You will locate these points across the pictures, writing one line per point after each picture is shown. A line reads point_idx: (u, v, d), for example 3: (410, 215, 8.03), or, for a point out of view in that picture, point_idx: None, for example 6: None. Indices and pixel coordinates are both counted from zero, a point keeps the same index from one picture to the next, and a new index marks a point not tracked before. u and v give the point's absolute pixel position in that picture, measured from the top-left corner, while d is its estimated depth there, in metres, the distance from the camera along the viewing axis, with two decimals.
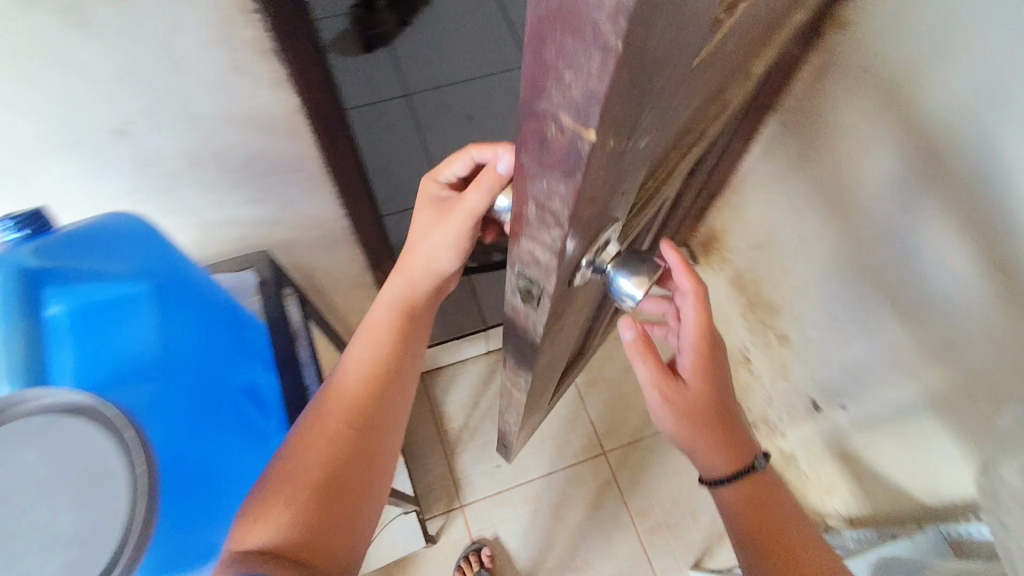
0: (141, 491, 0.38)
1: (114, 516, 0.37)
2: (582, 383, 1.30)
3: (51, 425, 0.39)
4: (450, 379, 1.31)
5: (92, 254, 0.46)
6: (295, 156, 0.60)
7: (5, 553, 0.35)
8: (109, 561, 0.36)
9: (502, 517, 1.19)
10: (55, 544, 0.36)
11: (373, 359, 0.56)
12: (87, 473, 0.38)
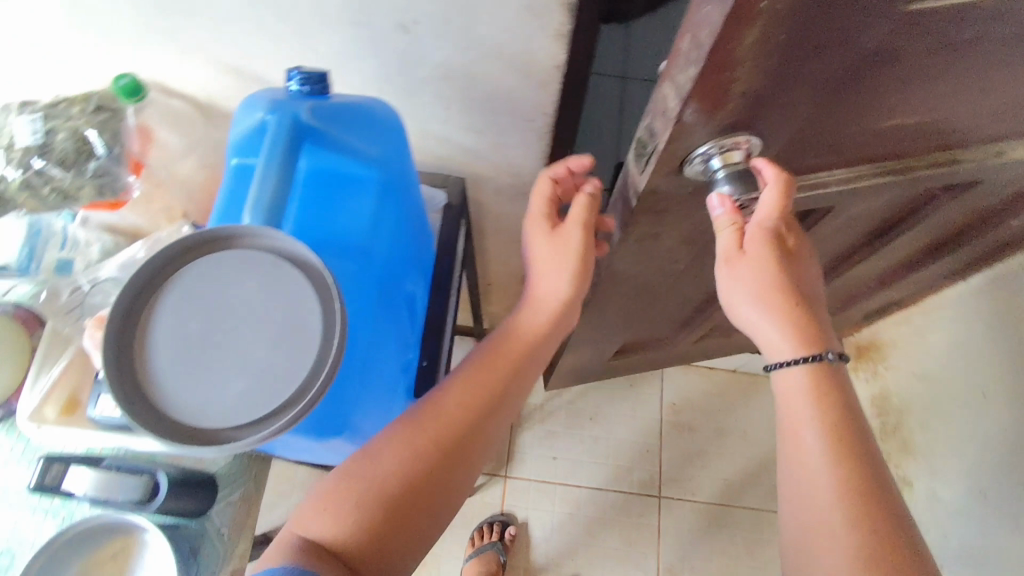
0: (326, 364, 0.40)
1: (300, 372, 0.40)
2: (667, 419, 1.36)
3: (277, 270, 0.43)
4: None
5: (350, 129, 0.48)
6: (533, 106, 0.61)
7: (214, 360, 0.41)
8: (282, 411, 0.39)
9: (538, 504, 1.27)
10: (250, 372, 0.41)
11: (489, 372, 0.54)
12: (293, 325, 0.42)
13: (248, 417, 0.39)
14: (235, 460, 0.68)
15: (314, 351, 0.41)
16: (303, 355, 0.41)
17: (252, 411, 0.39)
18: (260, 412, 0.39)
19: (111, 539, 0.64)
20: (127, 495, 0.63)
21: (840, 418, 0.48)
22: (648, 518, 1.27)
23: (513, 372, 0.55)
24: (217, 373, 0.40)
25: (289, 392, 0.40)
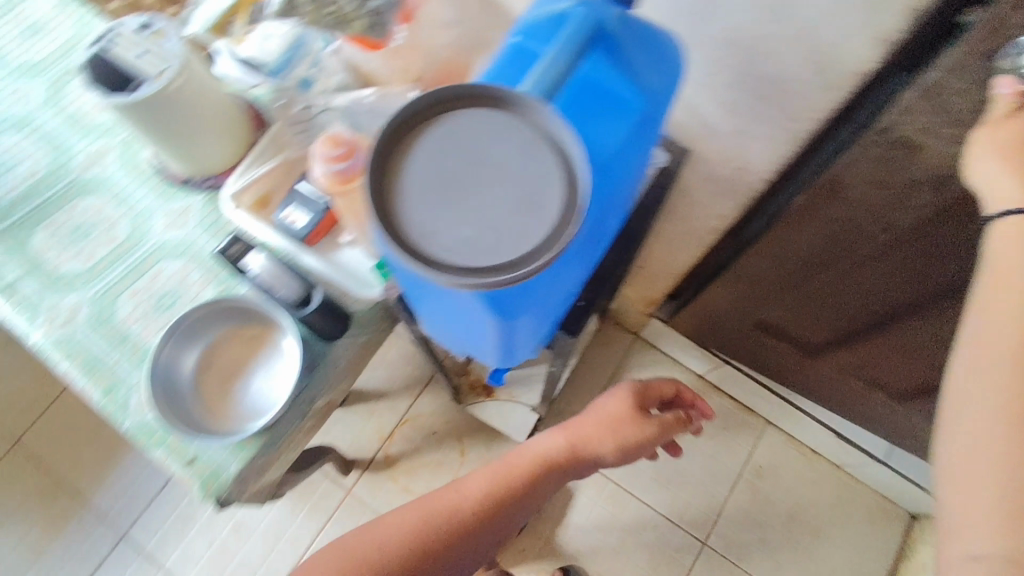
0: (556, 240, 0.34)
1: (524, 241, 0.34)
2: (746, 477, 1.30)
3: (530, 139, 0.36)
4: (653, 365, 1.36)
5: (642, 50, 0.45)
6: (804, 107, 0.56)
7: (434, 200, 0.35)
8: (497, 271, 0.34)
9: (585, 488, 1.29)
10: (467, 223, 0.34)
11: (505, 473, 0.73)
12: (527, 191, 0.35)
13: (464, 263, 0.34)
14: (371, 311, 0.73)
15: (548, 223, 0.34)
16: (535, 223, 0.34)
17: (468, 259, 0.34)
18: (475, 264, 0.34)
19: (257, 324, 0.72)
20: (287, 293, 0.69)
21: None
22: (682, 555, 1.25)
23: (522, 480, 0.72)
24: (444, 210, 0.35)
25: (512, 256, 0.34)
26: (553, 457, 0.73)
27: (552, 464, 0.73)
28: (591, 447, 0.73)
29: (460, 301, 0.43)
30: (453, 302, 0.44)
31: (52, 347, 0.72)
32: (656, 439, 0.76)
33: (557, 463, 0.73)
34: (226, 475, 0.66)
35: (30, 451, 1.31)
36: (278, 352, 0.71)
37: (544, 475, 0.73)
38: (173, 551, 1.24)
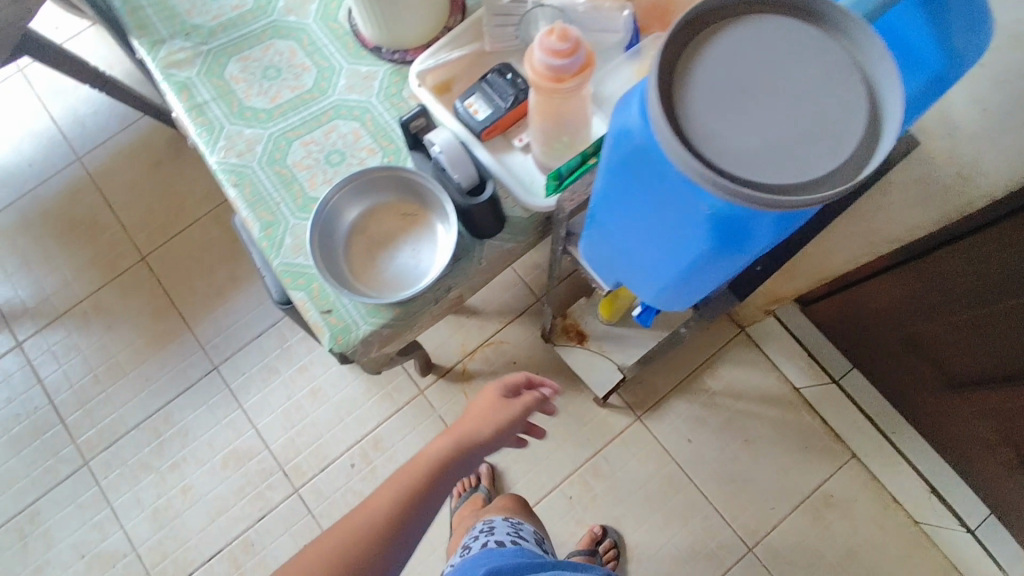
0: (840, 178, 0.33)
1: (809, 169, 0.33)
2: (814, 501, 1.24)
3: (839, 70, 0.34)
4: (749, 362, 1.31)
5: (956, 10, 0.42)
6: None
7: (729, 100, 0.35)
8: (775, 187, 0.33)
9: (646, 460, 1.27)
10: (755, 135, 0.34)
11: (399, 492, 0.65)
12: (825, 123, 0.34)
13: (744, 175, 0.34)
14: (526, 221, 0.73)
15: (840, 157, 0.33)
16: (827, 154, 0.34)
17: (749, 172, 0.34)
18: (755, 178, 0.34)
19: (417, 202, 0.73)
20: (461, 178, 0.66)
21: None
22: (725, 554, 1.22)
23: (421, 483, 0.65)
24: (734, 117, 0.35)
25: (795, 180, 0.33)
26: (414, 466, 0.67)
27: (450, 453, 0.68)
28: (488, 425, 0.70)
29: (682, 221, 0.43)
30: (682, 214, 0.42)
31: (223, 170, 0.75)
32: (521, 421, 0.72)
33: (455, 453, 0.68)
34: (356, 334, 0.68)
35: (152, 267, 1.41)
36: (429, 234, 0.73)
37: (456, 464, 0.68)
38: (254, 395, 1.32)
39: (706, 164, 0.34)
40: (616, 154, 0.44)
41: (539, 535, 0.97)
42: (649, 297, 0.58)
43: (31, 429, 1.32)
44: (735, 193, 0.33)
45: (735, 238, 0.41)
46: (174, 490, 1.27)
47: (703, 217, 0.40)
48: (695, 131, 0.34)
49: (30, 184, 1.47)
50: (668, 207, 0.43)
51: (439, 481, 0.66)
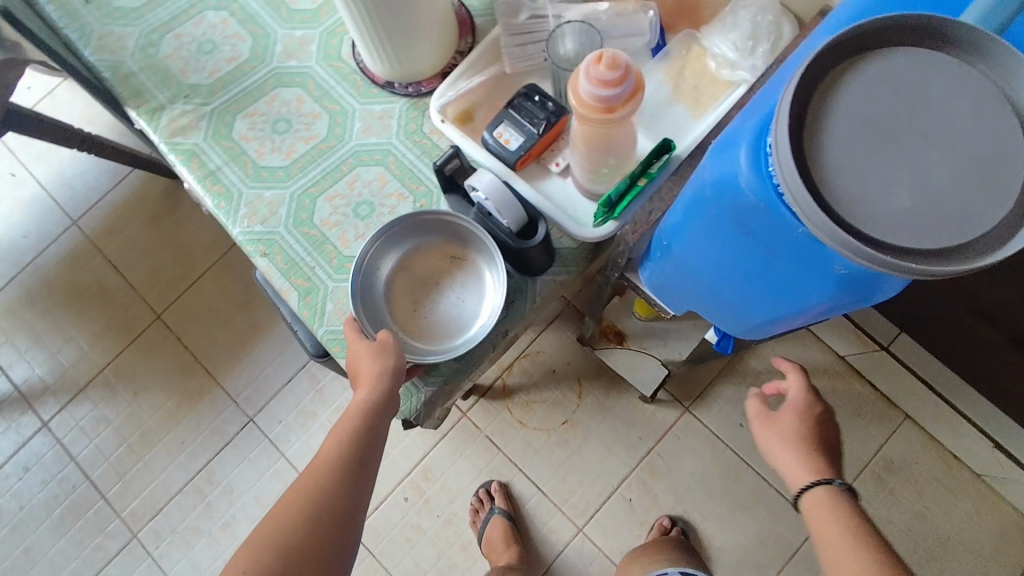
0: (1001, 238, 0.32)
1: (966, 227, 0.32)
2: (876, 470, 1.22)
3: (995, 112, 0.33)
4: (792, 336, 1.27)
5: None
6: None
7: (872, 151, 0.34)
8: (929, 251, 0.32)
9: (702, 452, 1.24)
10: (904, 191, 0.33)
11: (297, 506, 0.54)
12: (982, 172, 0.33)
13: (898, 240, 0.33)
14: (576, 250, 0.69)
15: (1009, 206, 0.32)
16: (992, 205, 0.32)
17: (901, 237, 0.33)
18: (912, 243, 0.33)
19: (462, 245, 0.68)
20: (510, 223, 0.61)
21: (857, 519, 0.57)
22: (792, 535, 1.20)
23: (318, 487, 0.56)
24: (881, 175, 0.34)
25: (958, 240, 0.32)
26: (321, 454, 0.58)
27: (346, 446, 0.58)
28: (372, 407, 0.59)
29: (802, 273, 0.41)
30: (797, 266, 0.40)
31: (249, 240, 0.70)
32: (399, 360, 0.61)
33: (349, 443, 0.58)
34: (418, 398, 0.66)
35: (170, 324, 1.37)
36: (476, 280, 0.68)
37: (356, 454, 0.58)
38: (294, 442, 1.29)
39: (854, 231, 0.33)
40: (717, 204, 0.41)
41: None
42: (735, 330, 0.56)
43: (73, 508, 1.28)
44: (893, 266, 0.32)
45: (861, 289, 0.39)
46: (229, 549, 1.25)
47: (834, 275, 0.38)
48: (838, 195, 0.34)
49: (28, 255, 1.42)
50: (785, 258, 0.41)
51: (341, 473, 0.57)
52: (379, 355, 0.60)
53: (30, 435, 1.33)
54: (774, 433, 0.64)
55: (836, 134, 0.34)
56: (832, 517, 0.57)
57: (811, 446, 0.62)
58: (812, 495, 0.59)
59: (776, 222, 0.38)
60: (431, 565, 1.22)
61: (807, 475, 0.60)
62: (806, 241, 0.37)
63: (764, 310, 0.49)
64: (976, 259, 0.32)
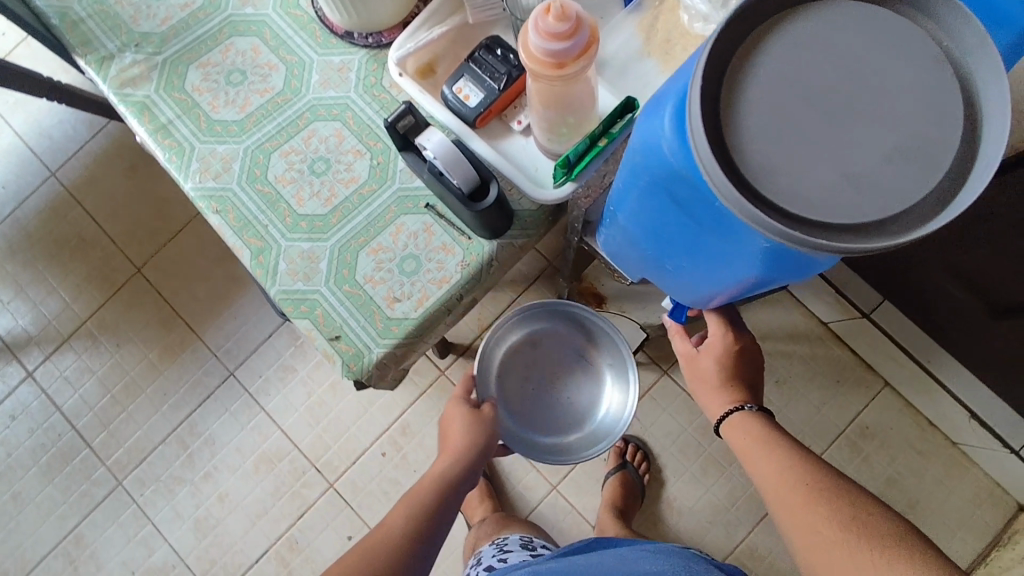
0: (921, 213, 0.34)
1: (889, 203, 0.34)
2: (851, 435, 1.21)
3: (931, 82, 0.34)
4: (773, 300, 1.25)
5: None
6: None
7: (804, 119, 0.35)
8: (845, 226, 0.34)
9: (677, 414, 1.24)
10: (831, 162, 0.34)
11: (368, 557, 0.59)
12: (913, 142, 0.34)
13: (814, 216, 0.34)
14: (536, 213, 0.67)
15: (936, 179, 0.34)
16: (917, 180, 0.34)
17: (824, 213, 0.34)
18: (833, 220, 0.34)
19: (580, 334, 0.97)
20: (461, 184, 0.59)
21: (769, 440, 0.58)
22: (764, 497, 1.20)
23: (390, 542, 0.62)
24: (808, 144, 0.34)
25: (881, 214, 0.34)
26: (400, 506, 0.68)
27: (414, 515, 0.66)
28: (444, 478, 0.71)
29: (731, 248, 0.40)
30: (724, 242, 0.40)
31: (201, 196, 0.69)
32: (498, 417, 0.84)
33: (418, 512, 0.66)
34: (370, 359, 0.65)
35: (151, 277, 1.37)
36: (592, 366, 0.97)
37: (422, 520, 0.65)
38: (274, 396, 1.30)
39: (771, 209, 0.34)
40: (644, 175, 0.40)
41: (525, 540, 1.01)
42: (686, 298, 0.56)
43: (60, 457, 1.31)
44: (805, 244, 0.33)
45: (788, 267, 0.38)
46: (211, 499, 1.28)
47: (758, 249, 0.37)
48: (755, 171, 0.35)
49: (8, 206, 1.40)
50: (713, 232, 0.40)
51: (411, 534, 0.63)
52: (470, 427, 0.79)
53: (16, 385, 1.35)
54: (693, 368, 0.65)
55: (764, 105, 0.35)
56: (744, 438, 0.59)
57: (722, 379, 0.63)
58: (728, 421, 0.61)
59: (700, 195, 0.37)
60: None
61: (722, 406, 0.63)
62: (727, 215, 0.37)
63: (707, 282, 0.48)
64: (897, 235, 0.34)
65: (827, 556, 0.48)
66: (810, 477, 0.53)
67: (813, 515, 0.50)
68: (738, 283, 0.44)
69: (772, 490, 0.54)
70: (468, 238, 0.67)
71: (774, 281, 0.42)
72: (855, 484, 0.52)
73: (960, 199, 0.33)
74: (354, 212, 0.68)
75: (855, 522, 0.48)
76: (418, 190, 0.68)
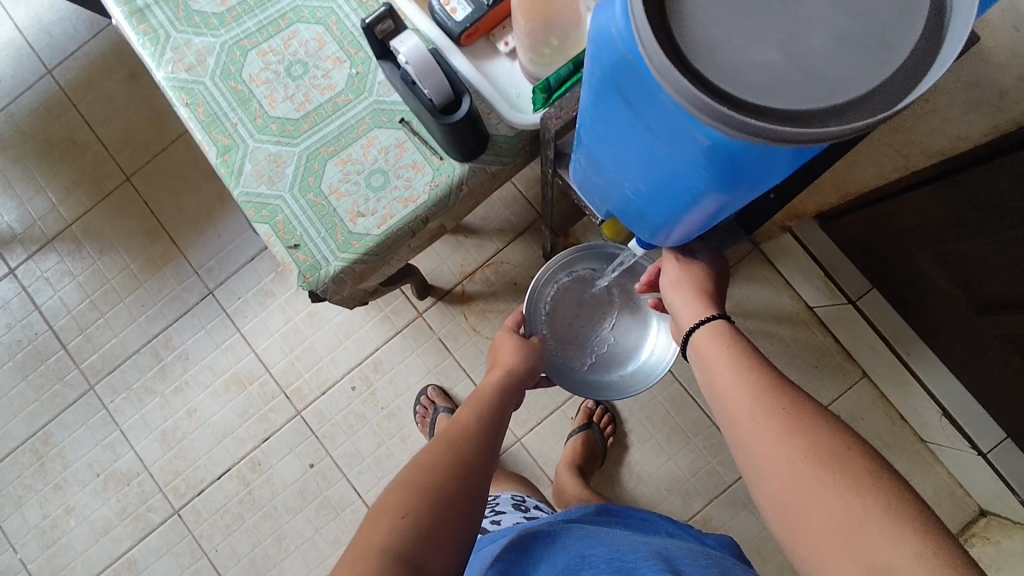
0: (871, 106, 0.31)
1: (835, 92, 0.31)
2: None
3: None
4: (763, 279, 1.23)
5: None
6: None
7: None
8: (786, 112, 0.31)
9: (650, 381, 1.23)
10: (776, 42, 0.32)
11: (451, 445, 0.55)
12: (870, 28, 0.31)
13: (754, 101, 0.32)
14: (513, 140, 0.66)
15: (890, 71, 0.31)
16: (867, 70, 0.31)
17: (762, 98, 0.32)
18: (772, 105, 0.31)
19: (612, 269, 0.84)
20: (434, 96, 0.59)
21: (748, 359, 0.52)
22: (724, 471, 1.20)
23: (467, 434, 0.57)
24: (754, 24, 0.32)
25: (823, 105, 0.31)
26: (475, 400, 0.64)
27: (485, 413, 0.61)
28: (507, 382, 0.68)
29: (677, 151, 0.37)
30: (671, 148, 0.38)
31: (172, 87, 0.67)
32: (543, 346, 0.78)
33: (489, 412, 0.62)
34: (327, 272, 0.63)
35: (140, 187, 1.35)
36: (631, 307, 0.86)
37: (495, 420, 0.61)
38: (251, 319, 1.30)
39: (710, 91, 0.32)
40: (595, 69, 0.39)
41: (518, 499, 0.92)
42: (648, 234, 0.53)
43: (35, 355, 1.32)
44: (738, 124, 0.31)
45: (736, 175, 0.36)
46: (180, 413, 1.29)
47: (701, 150, 0.35)
48: (697, 52, 0.32)
49: (3, 100, 1.38)
50: (661, 134, 0.37)
51: (486, 431, 0.59)
52: (521, 350, 0.74)
53: None
54: (684, 278, 0.63)
55: None
56: (721, 350, 0.54)
57: (706, 295, 0.61)
58: (704, 329, 0.57)
59: (649, 87, 0.35)
60: (370, 452, 1.26)
61: (699, 314, 0.59)
62: (672, 107, 0.34)
63: (661, 209, 0.46)
64: (839, 125, 0.31)
65: (795, 488, 0.43)
66: (789, 403, 0.47)
67: (787, 444, 0.45)
68: (689, 201, 0.41)
69: (745, 414, 0.49)
70: (439, 159, 0.65)
71: (724, 200, 0.39)
72: (835, 416, 0.46)
73: (918, 90, 0.30)
74: (327, 121, 0.66)
75: (832, 455, 0.43)
76: (394, 104, 0.66)
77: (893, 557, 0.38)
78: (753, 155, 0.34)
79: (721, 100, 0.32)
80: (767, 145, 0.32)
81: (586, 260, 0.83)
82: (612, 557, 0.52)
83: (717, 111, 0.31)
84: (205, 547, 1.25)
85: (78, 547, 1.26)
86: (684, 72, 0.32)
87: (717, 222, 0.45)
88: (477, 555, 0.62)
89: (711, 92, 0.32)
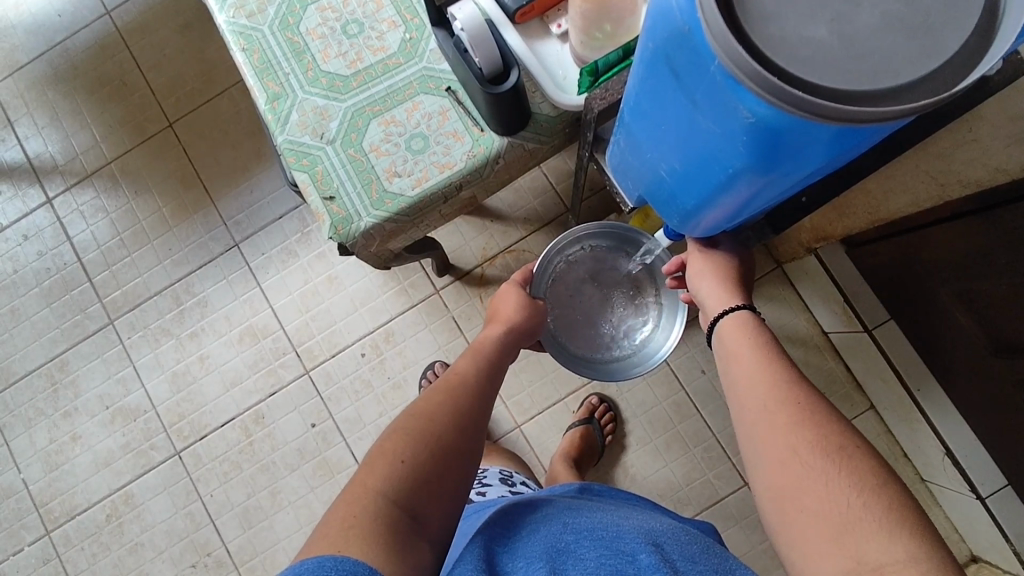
0: (913, 95, 0.32)
1: (880, 78, 0.32)
2: None
3: None
4: (780, 298, 1.25)
5: None
6: None
7: None
8: (831, 90, 0.32)
9: (656, 386, 1.24)
10: (827, 19, 0.33)
11: (448, 395, 0.56)
12: (921, 19, 0.32)
13: (802, 76, 0.33)
14: (554, 120, 0.67)
15: (937, 62, 0.32)
16: (914, 60, 0.32)
17: (808, 73, 0.33)
18: (819, 82, 0.32)
19: (634, 252, 0.84)
20: (482, 65, 0.61)
21: (767, 348, 0.54)
22: (719, 484, 1.20)
23: (464, 384, 0.59)
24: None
25: (866, 87, 0.32)
26: (473, 354, 0.66)
27: (483, 367, 0.63)
28: (503, 341, 0.70)
29: (717, 127, 0.38)
30: (711, 123, 0.39)
31: (232, 30, 0.69)
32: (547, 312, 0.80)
33: (485, 365, 0.64)
34: (358, 225, 0.65)
35: (181, 134, 1.38)
36: (643, 296, 0.87)
37: (491, 374, 0.63)
38: (272, 275, 1.32)
39: (761, 61, 0.33)
40: (651, 40, 0.40)
41: (505, 474, 0.94)
42: (675, 218, 0.55)
43: (61, 284, 1.36)
44: (786, 95, 0.32)
45: (770, 152, 0.37)
46: (192, 357, 1.32)
47: (742, 125, 0.36)
48: (751, 18, 0.33)
49: (60, 35, 1.42)
50: (704, 106, 0.38)
51: (485, 385, 0.60)
52: (526, 307, 0.76)
53: (34, 208, 1.39)
54: (707, 267, 0.64)
55: None
56: (742, 341, 0.56)
57: (732, 285, 0.62)
58: (728, 319, 0.59)
59: (698, 56, 0.36)
60: (371, 420, 1.27)
61: (724, 304, 0.61)
62: (720, 76, 0.35)
63: (691, 189, 0.47)
64: (880, 108, 0.32)
65: (796, 476, 0.44)
66: (804, 398, 0.48)
67: (795, 434, 0.46)
68: (724, 183, 0.42)
69: (759, 403, 0.50)
70: (480, 130, 0.67)
71: (754, 182, 0.41)
72: (845, 419, 0.48)
73: (957, 85, 0.31)
74: (376, 80, 0.68)
75: (840, 452, 0.44)
76: (442, 73, 0.68)
77: (884, 556, 0.38)
78: (793, 133, 0.35)
79: (769, 71, 0.33)
80: (808, 121, 0.33)
81: (607, 237, 0.84)
82: (594, 527, 0.51)
83: (765, 81, 0.32)
84: (201, 491, 1.27)
85: (79, 475, 1.30)
86: (737, 40, 0.33)
87: (741, 207, 0.46)
88: (469, 522, 0.62)
89: (759, 63, 0.33)
